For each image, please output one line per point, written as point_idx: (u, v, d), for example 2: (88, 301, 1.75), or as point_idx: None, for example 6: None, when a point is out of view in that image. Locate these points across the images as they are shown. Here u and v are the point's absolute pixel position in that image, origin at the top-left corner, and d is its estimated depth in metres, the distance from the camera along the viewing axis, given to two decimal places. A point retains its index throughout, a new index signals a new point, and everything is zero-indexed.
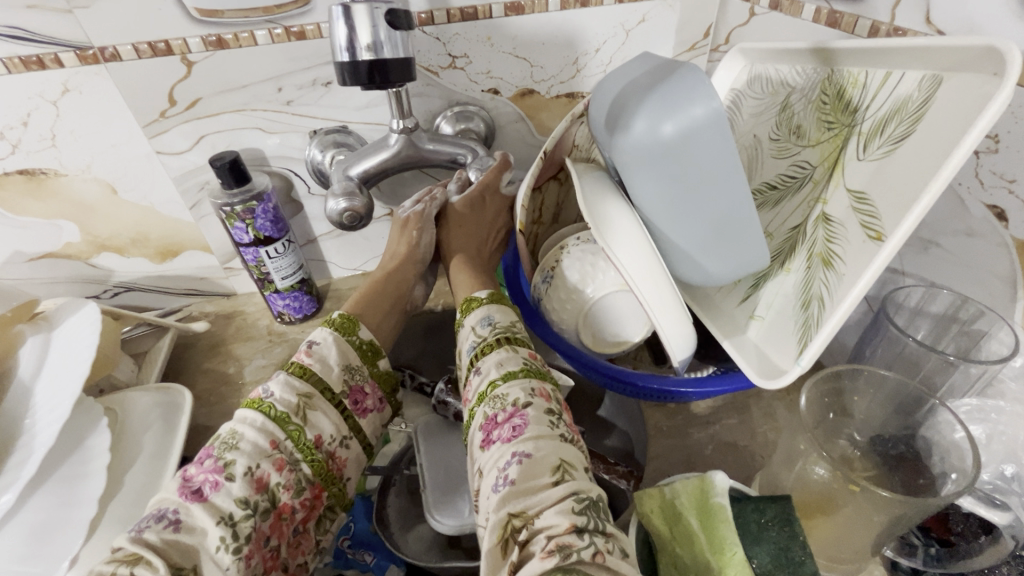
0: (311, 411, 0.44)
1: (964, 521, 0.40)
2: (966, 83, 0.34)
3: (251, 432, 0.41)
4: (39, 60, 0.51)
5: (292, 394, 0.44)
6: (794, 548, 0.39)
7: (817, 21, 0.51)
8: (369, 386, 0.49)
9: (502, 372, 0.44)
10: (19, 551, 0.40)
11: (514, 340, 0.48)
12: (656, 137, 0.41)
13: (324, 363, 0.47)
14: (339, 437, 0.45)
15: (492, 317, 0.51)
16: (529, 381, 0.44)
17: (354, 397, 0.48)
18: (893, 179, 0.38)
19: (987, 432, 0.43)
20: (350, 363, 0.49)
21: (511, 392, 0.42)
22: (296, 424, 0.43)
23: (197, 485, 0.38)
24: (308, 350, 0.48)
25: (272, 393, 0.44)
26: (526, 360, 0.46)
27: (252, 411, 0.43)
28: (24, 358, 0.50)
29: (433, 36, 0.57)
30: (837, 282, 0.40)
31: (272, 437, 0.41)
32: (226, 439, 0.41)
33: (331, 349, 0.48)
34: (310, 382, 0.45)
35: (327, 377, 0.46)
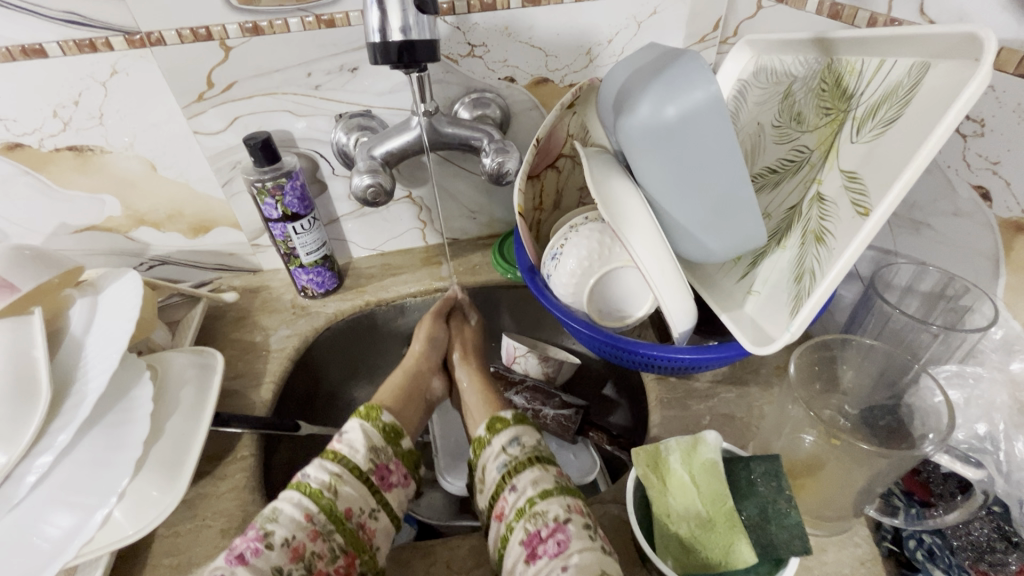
0: (342, 486, 0.46)
1: (943, 483, 0.44)
2: (950, 69, 0.37)
3: (289, 507, 0.43)
4: (91, 44, 0.55)
5: (325, 472, 0.46)
6: (780, 501, 0.41)
7: (820, 13, 0.54)
8: (394, 463, 0.51)
9: (538, 490, 0.45)
10: (76, 484, 0.44)
11: (543, 457, 0.49)
12: (660, 119, 0.44)
13: (353, 447, 0.49)
14: (368, 508, 0.47)
15: (520, 437, 0.50)
16: (564, 498, 0.44)
17: (380, 472, 0.49)
18: (882, 158, 0.40)
19: (965, 398, 0.46)
20: (375, 443, 0.50)
21: (551, 508, 0.43)
22: (328, 498, 0.45)
23: (239, 550, 0.40)
24: (340, 438, 0.50)
25: (309, 474, 0.46)
26: (558, 477, 0.46)
27: (291, 489, 0.45)
28: (74, 317, 0.54)
29: (454, 25, 0.60)
30: (828, 255, 0.42)
31: (306, 511, 0.43)
32: (269, 513, 0.43)
33: (360, 434, 0.50)
34: (341, 463, 0.47)
35: (355, 458, 0.48)
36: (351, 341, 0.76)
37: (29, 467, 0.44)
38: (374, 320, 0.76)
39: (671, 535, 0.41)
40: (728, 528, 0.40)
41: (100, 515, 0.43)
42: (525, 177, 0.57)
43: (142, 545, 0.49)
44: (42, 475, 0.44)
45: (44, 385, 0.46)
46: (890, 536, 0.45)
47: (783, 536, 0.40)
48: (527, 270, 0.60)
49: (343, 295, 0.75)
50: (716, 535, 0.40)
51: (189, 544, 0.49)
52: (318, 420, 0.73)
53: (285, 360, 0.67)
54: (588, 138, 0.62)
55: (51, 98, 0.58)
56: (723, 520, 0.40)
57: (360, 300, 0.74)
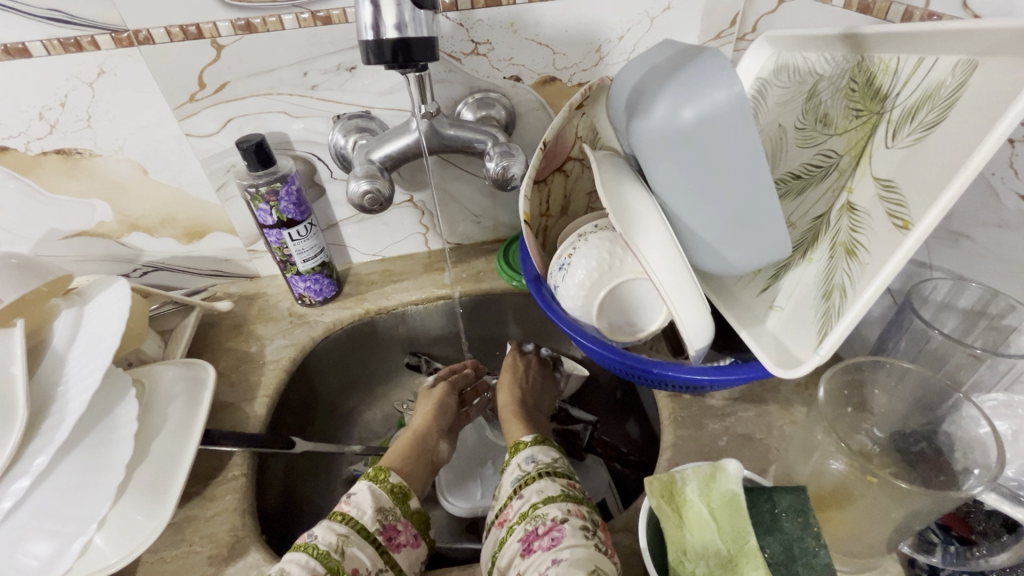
0: (349, 547, 0.43)
1: (986, 520, 0.40)
2: (1003, 67, 0.33)
3: (294, 570, 0.40)
4: (77, 43, 0.53)
5: (331, 533, 0.43)
6: (807, 539, 0.38)
7: (847, 7, 0.51)
8: (402, 523, 0.48)
9: (542, 496, 0.44)
10: (53, 511, 0.42)
11: (557, 472, 0.47)
12: (677, 122, 0.41)
13: (360, 508, 0.46)
14: (375, 569, 0.44)
15: (536, 454, 0.49)
16: (566, 503, 0.43)
17: (387, 533, 0.46)
18: (922, 166, 0.37)
19: (1014, 429, 0.41)
20: (382, 504, 0.47)
21: (550, 511, 0.42)
22: (336, 560, 0.42)
23: None
24: (347, 499, 0.47)
25: (315, 535, 0.43)
26: (566, 486, 0.45)
27: (295, 552, 0.42)
28: (59, 329, 0.52)
29: (457, 22, 0.57)
30: (861, 272, 0.39)
31: (313, 572, 0.40)
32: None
33: (368, 495, 0.48)
34: (348, 523, 0.45)
35: (361, 517, 0.45)
36: (350, 351, 0.73)
37: (4, 492, 0.41)
38: (374, 329, 0.73)
39: (688, 571, 0.37)
40: (751, 569, 0.36)
41: (79, 543, 0.41)
42: (531, 182, 0.54)
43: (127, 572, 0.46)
44: (18, 500, 0.42)
45: (22, 404, 0.44)
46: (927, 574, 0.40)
47: None
48: (533, 278, 0.57)
49: (342, 302, 0.72)
50: None
51: (176, 571, 0.46)
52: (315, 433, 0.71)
53: (281, 372, 0.64)
54: (597, 140, 0.59)
55: (36, 99, 0.55)
56: (745, 560, 0.37)
57: (359, 308, 0.71)
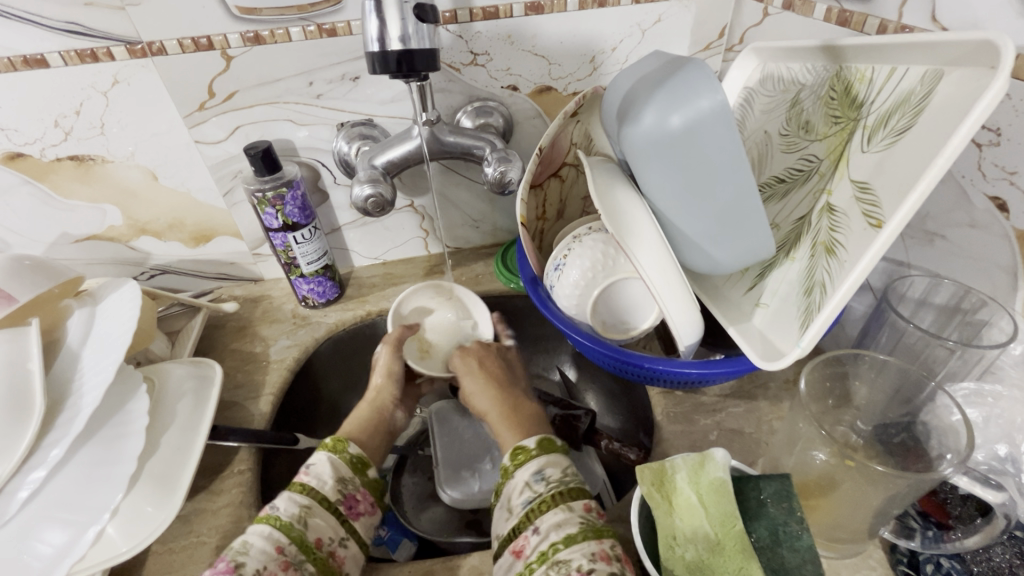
0: (312, 518, 0.44)
1: (962, 504, 0.42)
2: (966, 76, 0.35)
3: (259, 540, 0.42)
4: (93, 54, 0.55)
5: (294, 504, 0.45)
6: (791, 524, 0.40)
7: (827, 20, 0.53)
8: (361, 492, 0.49)
9: (562, 535, 0.41)
10: (69, 501, 0.44)
11: (570, 493, 0.44)
12: (664, 128, 0.43)
13: (320, 478, 0.48)
14: (337, 537, 0.45)
15: (544, 470, 0.46)
16: (589, 545, 0.40)
17: (347, 502, 0.48)
18: (895, 169, 0.39)
19: (984, 416, 0.45)
20: (343, 473, 0.49)
21: (574, 557, 0.39)
22: (298, 529, 0.43)
23: None
24: (305, 470, 0.48)
25: (277, 506, 0.44)
26: (584, 517, 0.42)
27: (259, 523, 0.43)
28: (72, 328, 0.53)
29: (456, 34, 0.60)
30: (839, 268, 0.41)
31: (277, 543, 0.42)
32: (239, 547, 0.41)
33: (327, 466, 0.49)
34: (309, 494, 0.46)
35: (324, 489, 0.47)
36: (351, 353, 0.75)
37: (21, 482, 0.43)
38: (375, 330, 0.75)
39: (677, 557, 0.39)
40: (737, 553, 0.38)
41: (93, 532, 0.43)
42: (527, 186, 0.56)
43: (137, 562, 0.48)
44: (35, 490, 0.43)
45: (38, 398, 0.45)
46: (906, 560, 0.43)
47: (794, 560, 0.39)
48: (530, 279, 0.59)
49: (345, 305, 0.74)
50: (724, 560, 0.38)
51: (184, 561, 0.48)
52: (318, 432, 0.72)
53: (285, 371, 0.66)
54: (592, 146, 0.62)
55: (52, 107, 0.58)
56: (733, 545, 0.38)
57: (361, 310, 0.73)
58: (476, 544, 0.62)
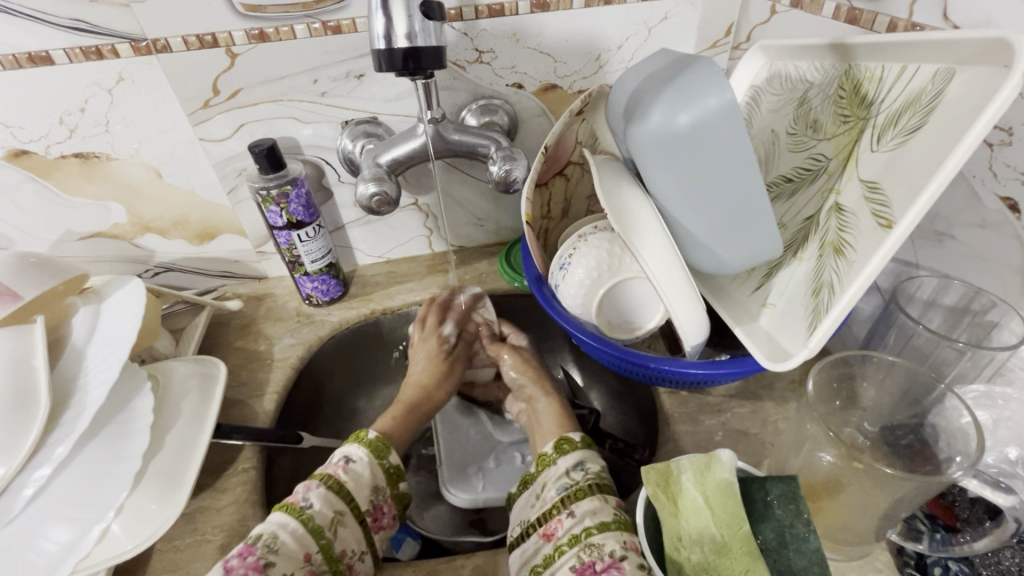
0: (342, 527, 0.45)
1: (970, 508, 0.42)
2: (978, 75, 0.35)
3: (291, 540, 0.42)
4: (98, 51, 0.55)
5: (329, 507, 0.45)
6: (798, 525, 0.40)
7: (836, 18, 0.53)
8: (388, 505, 0.50)
9: (597, 521, 0.43)
10: (74, 498, 0.44)
11: (605, 487, 0.46)
12: (672, 127, 0.43)
13: (357, 481, 0.48)
14: (359, 550, 0.46)
15: (585, 462, 0.49)
16: (621, 534, 0.42)
17: (374, 514, 0.49)
18: (905, 168, 0.39)
19: (994, 418, 0.44)
20: (377, 483, 0.50)
21: (607, 542, 0.41)
22: (327, 537, 0.44)
23: None
24: (344, 466, 0.49)
25: (312, 503, 0.44)
26: (617, 510, 0.44)
27: (290, 516, 0.43)
28: (77, 325, 0.53)
29: (462, 31, 0.59)
30: (847, 269, 0.41)
31: (306, 549, 0.42)
32: (269, 541, 0.41)
33: (367, 469, 0.49)
34: (343, 499, 0.46)
35: (358, 496, 0.47)
36: (355, 351, 0.75)
37: (26, 480, 0.43)
38: (379, 328, 0.75)
39: (683, 559, 0.39)
40: (743, 555, 0.38)
41: (97, 529, 0.43)
42: (532, 185, 0.56)
43: (141, 560, 0.48)
44: (40, 488, 0.43)
45: (43, 395, 0.45)
46: (913, 562, 0.42)
47: (801, 562, 0.38)
48: (534, 278, 0.59)
49: (348, 303, 0.74)
50: (730, 561, 0.38)
51: (188, 559, 0.48)
52: (321, 430, 0.72)
53: (289, 369, 0.66)
54: (597, 144, 0.62)
55: (58, 104, 0.58)
56: (739, 547, 0.38)
57: (365, 308, 0.73)
58: (479, 544, 0.62)
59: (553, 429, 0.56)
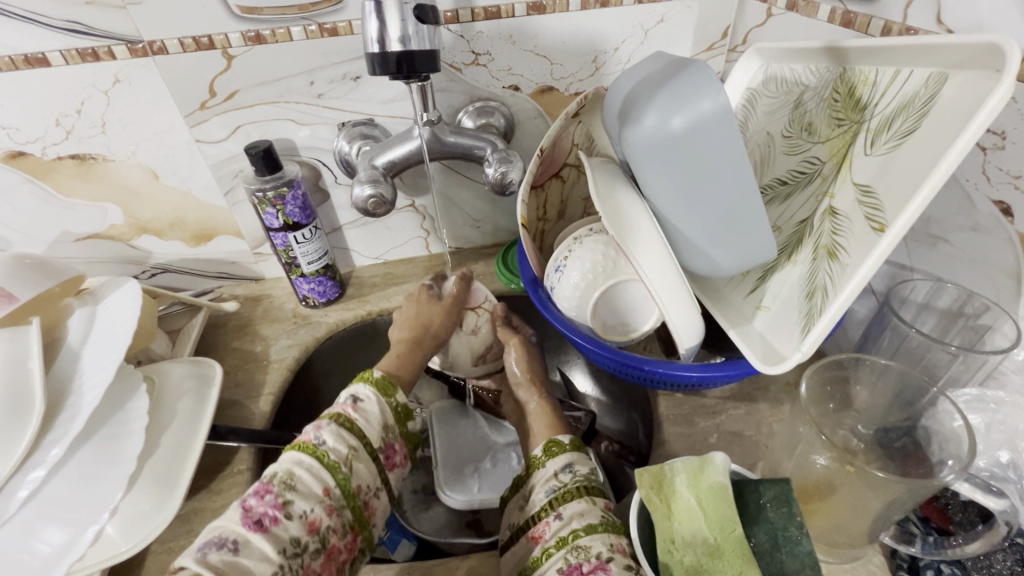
0: (356, 462, 0.46)
1: (962, 511, 0.42)
2: (971, 80, 0.35)
3: (308, 476, 0.43)
4: (94, 53, 0.55)
5: (343, 444, 0.45)
6: (790, 528, 0.40)
7: (831, 21, 0.53)
8: (399, 443, 0.51)
9: (584, 523, 0.43)
10: (68, 500, 0.44)
11: (593, 488, 0.46)
12: (666, 130, 0.43)
13: (367, 419, 0.49)
14: (373, 487, 0.47)
15: (573, 464, 0.48)
16: (609, 535, 0.42)
17: (386, 452, 0.49)
18: (898, 172, 0.39)
19: (986, 422, 0.45)
20: (387, 421, 0.50)
21: (594, 544, 0.41)
22: (343, 473, 0.45)
23: (259, 516, 0.40)
24: (354, 405, 0.49)
25: (326, 441, 0.45)
26: (605, 512, 0.44)
27: (305, 454, 0.44)
28: (72, 327, 0.53)
29: (458, 34, 0.60)
30: (841, 272, 0.41)
31: (324, 484, 0.43)
32: (285, 478, 0.42)
33: (376, 406, 0.50)
34: (356, 436, 0.47)
35: (368, 432, 0.48)
36: (352, 352, 0.75)
37: (20, 482, 0.43)
38: (376, 330, 0.75)
39: (676, 561, 0.39)
40: (736, 557, 0.38)
41: (92, 531, 0.43)
42: (528, 187, 0.56)
43: (135, 562, 0.48)
44: (34, 489, 0.43)
45: (38, 397, 0.45)
46: (907, 565, 0.43)
47: (793, 565, 0.38)
48: (530, 281, 0.59)
49: (345, 304, 0.74)
50: (723, 564, 0.38)
51: None
52: None
53: (285, 370, 0.66)
54: (593, 146, 0.62)
55: (54, 106, 0.58)
56: (732, 549, 0.38)
57: (361, 310, 0.73)
58: (475, 546, 0.62)
59: (545, 431, 0.55)
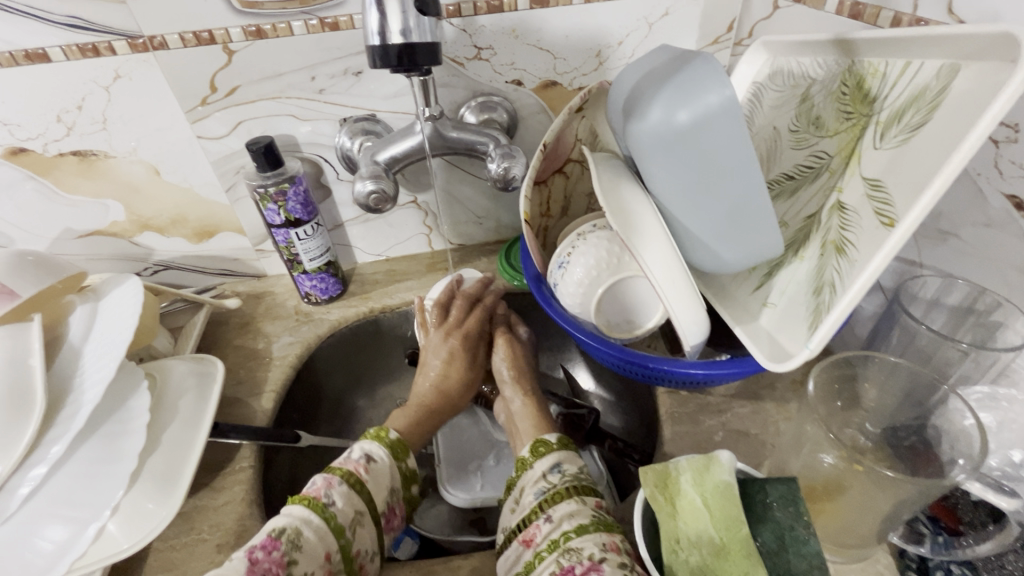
0: (360, 528, 0.45)
1: (972, 512, 0.41)
2: (984, 71, 0.34)
3: (314, 537, 0.42)
4: (94, 48, 0.55)
5: (351, 507, 0.45)
6: (798, 528, 0.39)
7: (840, 13, 0.52)
8: (400, 506, 0.50)
9: (574, 525, 0.41)
10: (70, 498, 0.44)
11: (584, 489, 0.45)
12: (671, 124, 0.42)
13: (377, 482, 0.48)
14: (371, 552, 0.46)
15: (562, 463, 0.47)
16: (600, 535, 0.40)
17: (388, 515, 0.48)
18: (908, 166, 0.38)
19: (998, 421, 0.44)
20: (394, 485, 0.50)
21: (585, 545, 0.40)
22: (347, 537, 0.44)
23: (264, 574, 0.38)
24: (365, 465, 0.48)
25: (334, 501, 0.44)
26: (595, 511, 0.43)
27: (314, 515, 0.43)
28: (74, 323, 0.53)
29: (460, 28, 0.59)
30: (850, 268, 0.40)
31: (327, 550, 0.42)
32: (293, 536, 0.41)
33: (387, 470, 0.50)
34: (363, 499, 0.46)
35: (377, 497, 0.47)
36: (354, 349, 0.74)
37: (22, 479, 0.43)
38: (379, 327, 0.75)
39: (681, 562, 0.38)
40: (742, 558, 0.37)
41: (93, 529, 0.43)
42: (531, 183, 0.55)
43: (137, 559, 0.48)
44: (36, 487, 0.43)
45: (39, 394, 0.45)
46: (915, 565, 0.42)
47: (801, 566, 0.38)
48: (533, 277, 0.59)
49: (347, 301, 0.74)
50: (728, 565, 0.37)
51: (185, 559, 0.48)
52: (320, 429, 0.72)
53: (288, 368, 0.66)
54: (597, 141, 0.61)
55: (55, 102, 0.57)
56: (738, 550, 0.38)
57: (364, 307, 0.73)
58: (476, 544, 0.62)
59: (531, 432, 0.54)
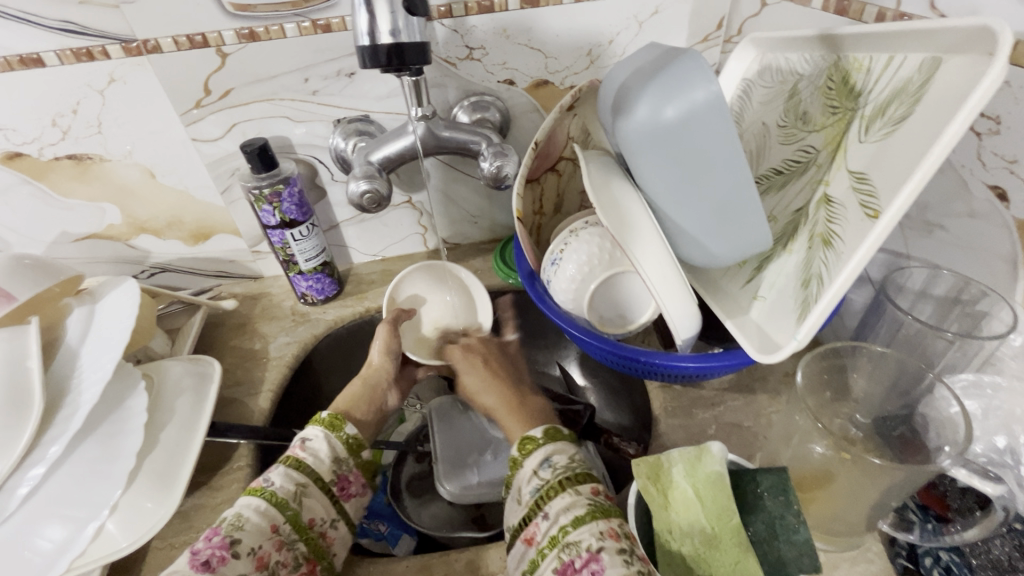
0: (306, 498, 0.45)
1: (961, 498, 0.42)
2: (964, 64, 0.35)
3: (255, 515, 0.42)
4: (88, 53, 0.55)
5: (291, 482, 0.46)
6: (788, 517, 0.40)
7: (826, 9, 0.53)
8: (354, 473, 0.50)
9: (570, 518, 0.41)
10: (66, 497, 0.44)
11: (578, 477, 0.44)
12: (659, 120, 0.43)
13: (317, 456, 0.49)
14: (329, 518, 0.47)
15: (551, 457, 0.46)
16: (597, 523, 0.40)
17: (341, 483, 0.49)
18: (892, 158, 0.39)
19: (983, 407, 0.45)
20: (338, 454, 0.50)
21: (583, 537, 0.39)
22: (293, 508, 0.44)
23: (205, 558, 0.39)
24: (302, 445, 0.49)
25: (271, 480, 0.45)
26: (591, 497, 0.42)
27: (254, 496, 0.44)
28: (72, 326, 0.53)
29: (452, 28, 0.60)
30: (836, 260, 0.41)
31: (273, 521, 0.43)
32: (233, 521, 0.42)
33: (324, 444, 0.50)
34: (305, 473, 0.47)
35: (320, 468, 0.48)
36: (352, 349, 0.75)
37: (21, 479, 0.43)
38: (375, 327, 0.75)
39: (673, 551, 0.39)
40: (733, 547, 0.38)
41: (91, 527, 0.43)
42: (523, 181, 0.56)
43: (137, 557, 0.48)
44: (34, 486, 0.44)
45: (37, 395, 0.46)
46: (905, 553, 0.42)
47: (791, 553, 0.39)
48: (528, 274, 0.58)
49: (344, 301, 0.74)
50: (719, 553, 0.38)
51: (184, 557, 0.48)
52: None
53: (284, 367, 0.66)
54: (589, 139, 0.62)
55: (50, 107, 0.58)
56: (729, 538, 0.38)
57: (360, 306, 0.73)
58: (475, 540, 0.62)
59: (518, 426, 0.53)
